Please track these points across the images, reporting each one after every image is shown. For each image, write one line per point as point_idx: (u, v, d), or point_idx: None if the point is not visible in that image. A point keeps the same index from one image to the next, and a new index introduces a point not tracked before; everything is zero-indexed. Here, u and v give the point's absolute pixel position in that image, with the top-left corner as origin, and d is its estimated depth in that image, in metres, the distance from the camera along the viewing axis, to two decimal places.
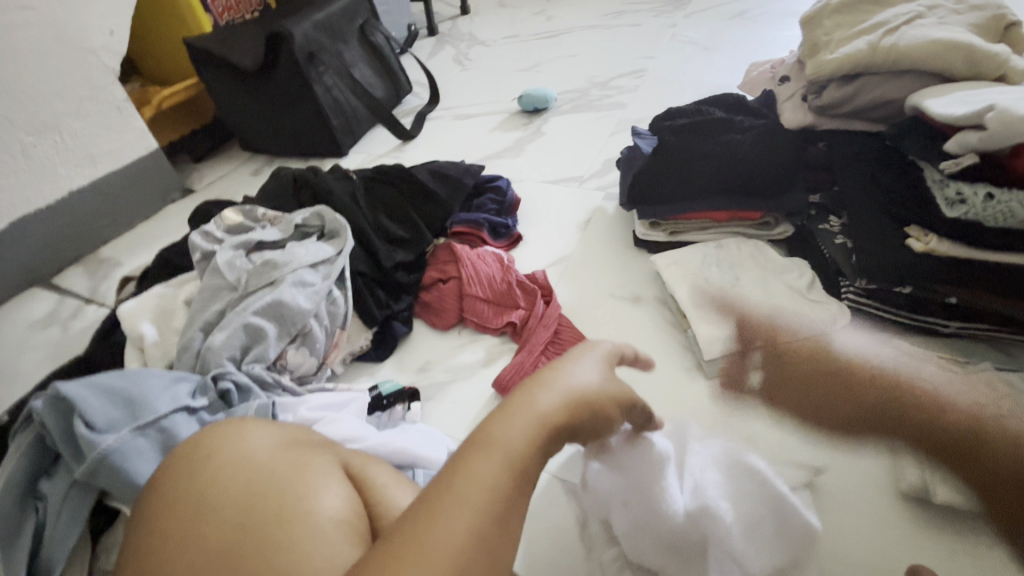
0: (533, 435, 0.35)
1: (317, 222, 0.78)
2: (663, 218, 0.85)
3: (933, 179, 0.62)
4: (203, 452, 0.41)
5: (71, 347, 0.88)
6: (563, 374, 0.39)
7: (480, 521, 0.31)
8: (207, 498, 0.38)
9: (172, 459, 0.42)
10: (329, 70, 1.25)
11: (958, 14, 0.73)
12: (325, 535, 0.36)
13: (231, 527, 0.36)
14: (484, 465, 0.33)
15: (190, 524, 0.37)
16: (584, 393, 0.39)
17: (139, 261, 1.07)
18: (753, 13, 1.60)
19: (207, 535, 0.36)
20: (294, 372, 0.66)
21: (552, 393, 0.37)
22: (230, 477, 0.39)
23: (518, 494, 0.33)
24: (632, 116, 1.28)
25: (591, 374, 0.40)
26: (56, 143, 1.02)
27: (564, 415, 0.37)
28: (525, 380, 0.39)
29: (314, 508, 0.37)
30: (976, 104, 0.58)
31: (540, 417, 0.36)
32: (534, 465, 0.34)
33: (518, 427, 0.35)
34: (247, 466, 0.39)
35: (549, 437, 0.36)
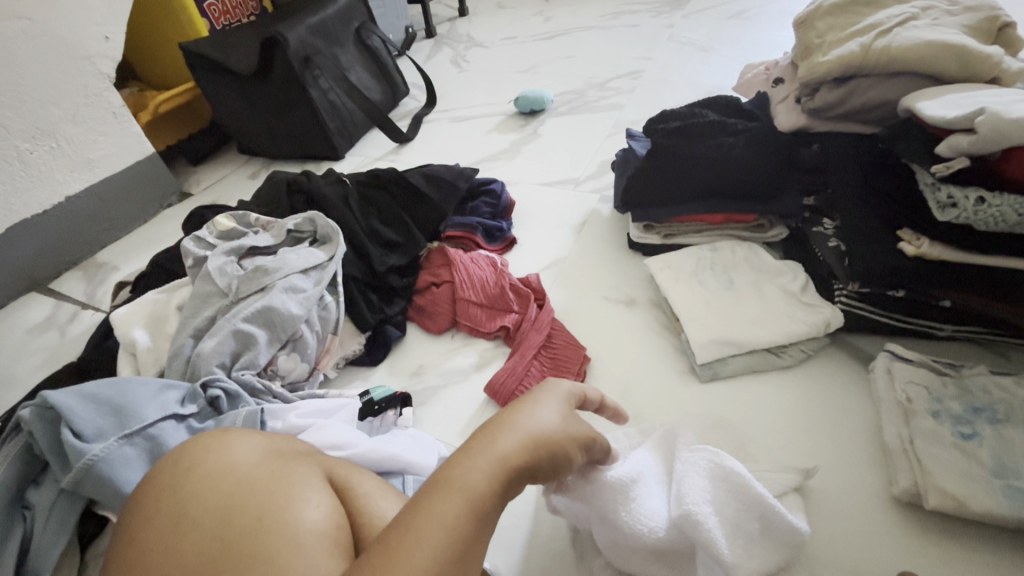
0: (493, 477, 0.37)
1: (309, 227, 0.78)
2: (657, 221, 0.85)
3: (924, 182, 0.61)
4: (185, 463, 0.41)
5: (68, 352, 0.88)
6: (523, 416, 0.41)
7: (439, 560, 0.32)
8: (188, 510, 0.38)
9: (155, 469, 0.42)
10: (325, 73, 1.25)
11: (952, 15, 0.73)
12: (304, 547, 0.35)
13: (210, 540, 0.36)
14: (445, 506, 0.34)
15: (170, 538, 0.37)
16: (544, 434, 0.41)
17: (136, 265, 1.07)
18: (751, 13, 1.60)
19: (187, 549, 0.36)
20: (285, 378, 0.66)
21: (513, 436, 0.39)
22: (212, 489, 0.39)
23: (477, 532, 0.35)
24: (629, 118, 1.28)
25: (551, 417, 0.42)
26: (52, 149, 1.03)
27: (524, 457, 0.39)
28: (487, 423, 0.41)
29: (294, 519, 0.37)
30: (968, 107, 0.57)
31: (500, 459, 0.38)
32: (492, 505, 0.36)
33: (479, 470, 0.37)
34: (228, 479, 0.39)
35: (508, 479, 0.38)
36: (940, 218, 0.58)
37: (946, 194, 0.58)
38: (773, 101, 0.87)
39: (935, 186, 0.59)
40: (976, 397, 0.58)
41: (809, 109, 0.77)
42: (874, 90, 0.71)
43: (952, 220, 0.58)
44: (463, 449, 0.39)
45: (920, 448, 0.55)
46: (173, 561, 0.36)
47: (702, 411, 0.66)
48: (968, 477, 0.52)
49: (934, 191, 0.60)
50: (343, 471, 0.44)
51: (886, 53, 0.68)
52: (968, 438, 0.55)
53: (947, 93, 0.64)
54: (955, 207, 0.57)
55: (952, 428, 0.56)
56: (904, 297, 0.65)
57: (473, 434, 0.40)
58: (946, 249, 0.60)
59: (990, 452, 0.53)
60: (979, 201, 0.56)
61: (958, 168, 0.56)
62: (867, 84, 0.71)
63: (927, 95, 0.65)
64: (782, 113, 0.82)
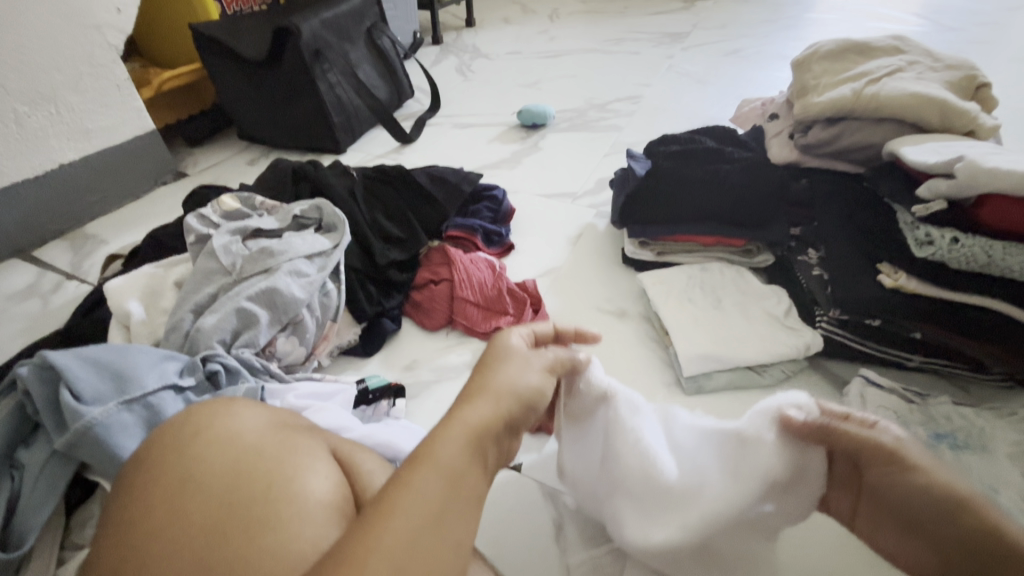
0: (467, 445, 0.39)
1: (315, 215, 0.79)
2: (652, 238, 0.88)
3: (904, 222, 0.66)
4: (190, 429, 0.42)
5: (49, 322, 0.86)
6: (491, 381, 0.44)
7: (421, 529, 0.34)
8: (194, 475, 0.38)
9: (159, 434, 0.42)
10: (334, 68, 1.26)
11: (934, 71, 0.79)
12: (311, 517, 0.36)
13: (216, 504, 0.37)
14: (424, 478, 0.36)
15: (179, 502, 0.37)
16: (511, 395, 0.44)
17: (126, 240, 1.05)
18: (747, 52, 1.67)
19: (193, 513, 0.36)
20: (282, 360, 0.67)
21: (484, 405, 0.42)
22: (220, 455, 0.39)
23: (461, 492, 0.37)
24: (627, 139, 1.32)
25: (518, 377, 0.46)
26: (51, 115, 1.01)
27: (495, 420, 0.41)
28: (462, 393, 0.43)
29: (301, 489, 0.38)
30: (948, 155, 0.63)
31: (471, 426, 0.40)
32: (473, 466, 0.38)
33: (453, 441, 0.39)
34: (236, 447, 0.40)
35: (482, 446, 0.40)
36: (917, 254, 0.63)
37: (924, 232, 0.63)
38: (767, 135, 0.92)
39: (914, 225, 0.64)
40: (940, 424, 0.62)
41: (800, 144, 0.82)
42: (863, 132, 0.76)
43: (928, 256, 0.62)
44: (441, 422, 0.41)
45: None
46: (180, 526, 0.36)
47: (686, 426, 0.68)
48: None
49: (913, 230, 0.65)
50: (346, 448, 0.45)
51: (874, 100, 0.74)
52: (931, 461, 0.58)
53: (928, 140, 0.70)
54: (932, 244, 0.62)
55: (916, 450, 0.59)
56: (879, 326, 0.69)
57: (450, 407, 0.42)
58: (920, 283, 0.64)
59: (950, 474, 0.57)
60: (954, 240, 0.61)
61: (935, 210, 0.62)
62: (856, 125, 0.77)
63: (910, 141, 0.70)
64: (775, 147, 0.87)
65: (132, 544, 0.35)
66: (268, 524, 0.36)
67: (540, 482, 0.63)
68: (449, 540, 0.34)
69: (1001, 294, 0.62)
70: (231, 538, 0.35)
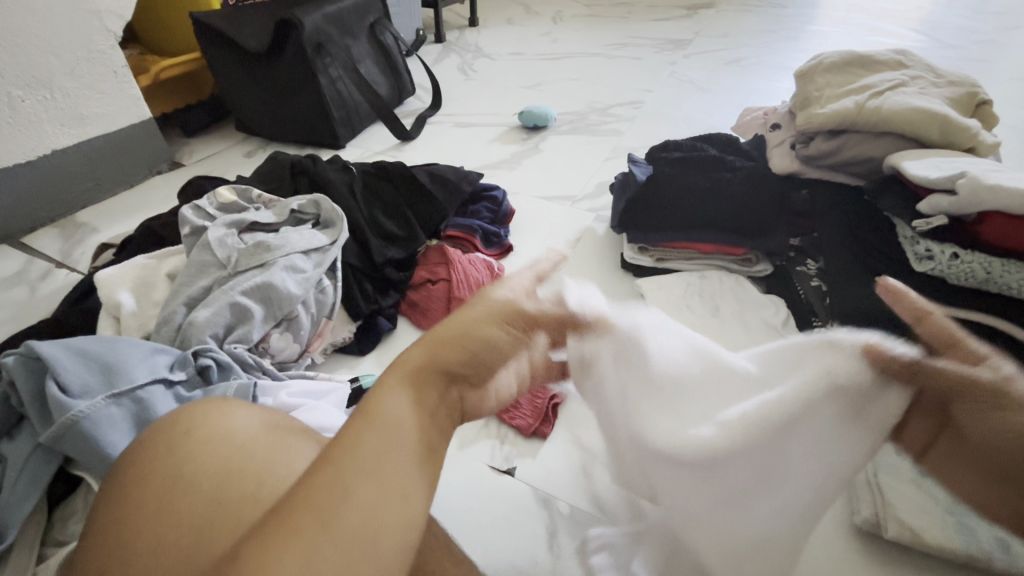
0: (414, 400, 0.36)
1: (312, 210, 0.78)
2: (652, 244, 0.87)
3: (904, 235, 0.67)
4: (181, 426, 0.41)
5: (37, 310, 0.84)
6: (454, 325, 0.41)
7: (383, 500, 0.31)
8: (183, 474, 0.37)
9: (152, 432, 0.41)
10: (335, 62, 1.25)
11: (936, 86, 0.80)
12: None
13: (208, 500, 0.36)
14: (375, 439, 0.33)
15: (167, 498, 0.36)
16: (471, 337, 0.41)
17: (119, 230, 1.03)
18: (748, 62, 1.68)
19: (181, 508, 0.35)
20: (275, 356, 0.65)
21: (428, 350, 0.39)
22: (212, 452, 0.38)
23: (415, 428, 0.34)
24: (628, 144, 1.32)
25: (495, 330, 0.42)
26: (45, 100, 0.99)
27: (453, 361, 0.40)
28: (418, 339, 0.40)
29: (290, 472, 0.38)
30: (950, 171, 0.63)
31: (418, 365, 0.38)
32: (428, 408, 0.37)
33: (403, 396, 0.35)
34: (226, 444, 0.39)
35: (430, 398, 0.37)
36: (917, 268, 0.64)
37: (925, 247, 0.64)
38: (769, 144, 0.92)
39: (915, 239, 0.65)
40: None
41: (801, 155, 0.83)
42: (864, 145, 0.77)
43: (928, 271, 0.63)
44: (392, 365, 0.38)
45: (882, 481, 0.58)
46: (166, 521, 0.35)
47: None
48: (924, 512, 0.56)
49: (913, 244, 0.65)
50: None
51: (877, 112, 0.74)
52: None
53: (931, 156, 0.70)
54: (931, 259, 0.63)
55: None
56: None
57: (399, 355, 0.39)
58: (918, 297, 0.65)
59: None
60: (953, 256, 0.61)
61: (936, 224, 0.62)
62: (859, 138, 0.77)
63: (912, 155, 0.70)
64: (777, 157, 0.87)
65: (120, 540, 0.35)
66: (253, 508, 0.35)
67: (535, 488, 0.63)
68: (403, 479, 0.32)
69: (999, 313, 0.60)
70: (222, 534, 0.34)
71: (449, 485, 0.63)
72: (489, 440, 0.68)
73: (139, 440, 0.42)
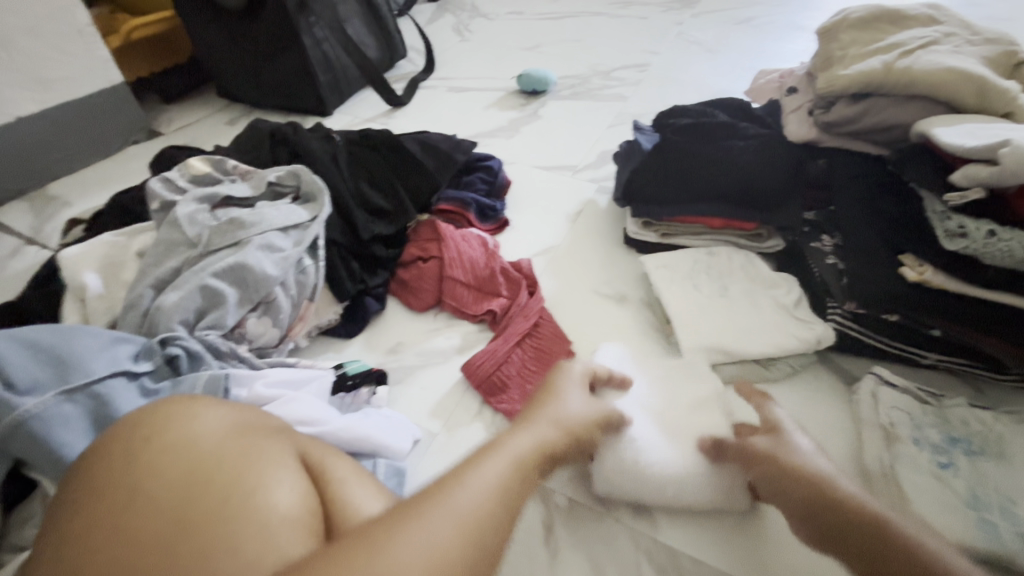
0: (511, 473, 0.40)
1: (292, 182, 0.73)
2: (657, 218, 0.82)
3: (932, 209, 0.61)
4: (150, 425, 0.39)
5: (6, 290, 0.80)
6: (552, 409, 0.50)
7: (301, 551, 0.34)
8: (154, 443, 0.38)
9: (115, 432, 0.40)
10: (320, 22, 1.16)
11: (972, 45, 0.73)
12: (273, 533, 0.34)
13: (184, 472, 0.37)
14: (436, 525, 0.33)
15: (127, 493, 0.36)
16: (566, 422, 0.49)
17: (93, 203, 0.98)
18: (759, 21, 1.58)
19: (157, 485, 0.36)
20: (253, 342, 0.62)
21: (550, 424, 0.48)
22: (187, 453, 0.38)
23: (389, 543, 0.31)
24: (632, 110, 1.24)
25: (577, 405, 0.52)
26: (3, 62, 0.92)
27: (537, 455, 0.43)
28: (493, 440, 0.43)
29: (198, 434, 0.39)
30: (988, 138, 0.57)
31: (493, 488, 0.37)
32: (491, 530, 0.35)
33: (505, 462, 0.40)
34: (166, 436, 0.38)
35: (525, 475, 0.41)
36: (947, 246, 0.58)
37: (957, 223, 0.57)
38: (785, 110, 0.86)
39: (945, 214, 0.59)
40: (955, 427, 0.58)
41: (822, 122, 0.76)
42: (889, 110, 0.71)
43: (960, 250, 0.57)
44: (477, 453, 0.41)
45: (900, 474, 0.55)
46: (142, 506, 0.35)
47: None
48: (946, 507, 0.52)
49: (942, 219, 0.59)
50: (316, 451, 0.44)
51: (907, 73, 0.68)
52: (945, 468, 0.55)
53: (963, 121, 0.64)
54: (965, 237, 0.57)
55: (931, 456, 0.56)
56: (896, 322, 0.64)
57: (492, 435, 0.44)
58: (947, 277, 0.59)
59: (965, 483, 0.53)
60: (989, 234, 0.55)
61: (972, 198, 0.57)
62: (884, 103, 0.71)
63: (943, 121, 0.64)
64: (793, 123, 0.81)
65: (102, 460, 0.38)
66: (225, 474, 0.37)
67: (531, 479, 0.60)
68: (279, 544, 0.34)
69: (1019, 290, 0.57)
70: (197, 504, 0.35)
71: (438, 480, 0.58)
72: (482, 428, 0.63)
73: (107, 435, 0.40)
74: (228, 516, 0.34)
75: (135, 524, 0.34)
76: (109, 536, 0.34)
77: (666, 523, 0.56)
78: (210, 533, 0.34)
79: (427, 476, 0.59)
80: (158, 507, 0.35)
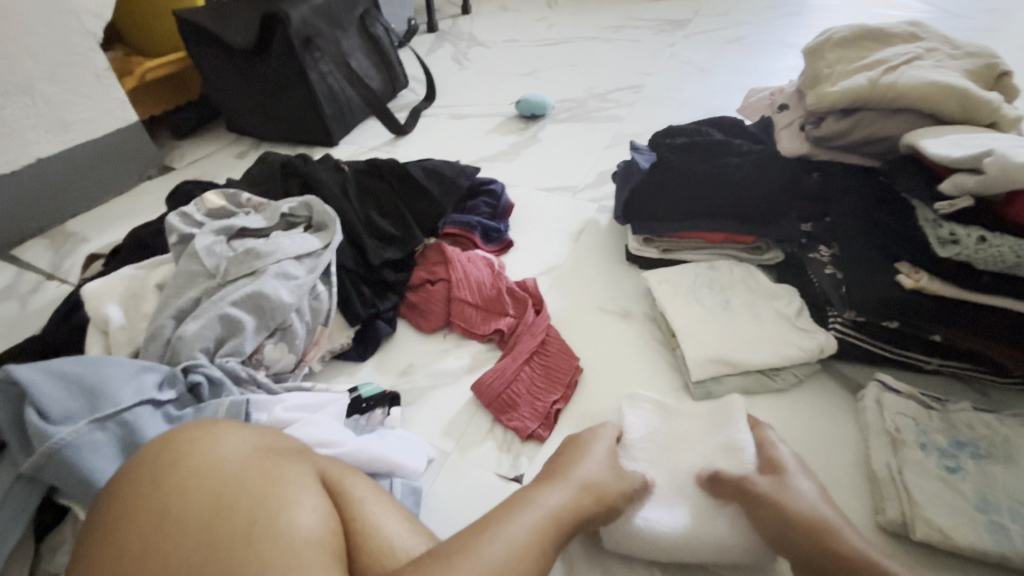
0: (536, 526, 0.44)
1: (304, 213, 0.76)
2: (658, 235, 0.84)
3: (925, 218, 0.62)
4: (175, 451, 0.41)
5: (28, 325, 0.82)
6: (577, 467, 0.52)
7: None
8: (180, 469, 0.40)
9: (142, 457, 0.41)
10: (325, 57, 1.21)
11: (954, 59, 0.76)
12: (297, 555, 0.36)
13: (210, 497, 0.38)
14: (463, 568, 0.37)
15: (156, 518, 0.37)
16: (590, 483, 0.51)
17: (109, 238, 1.01)
18: (749, 40, 1.63)
19: (184, 510, 0.37)
20: (270, 368, 0.64)
21: (570, 480, 0.50)
22: (213, 477, 0.39)
23: None
24: (629, 131, 1.27)
25: (599, 465, 0.53)
26: (26, 107, 0.97)
27: (563, 510, 0.47)
28: (512, 498, 0.46)
29: (222, 458, 0.40)
30: (974, 148, 0.59)
31: (519, 546, 0.41)
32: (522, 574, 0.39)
33: (526, 518, 0.44)
34: (191, 462, 0.40)
35: (555, 529, 0.45)
36: (940, 253, 0.59)
37: (948, 231, 0.59)
38: (776, 127, 0.88)
39: (937, 222, 0.61)
40: (961, 431, 0.59)
41: (812, 136, 0.79)
42: (877, 124, 0.73)
43: (953, 256, 0.58)
44: (509, 504, 0.45)
45: (908, 478, 0.55)
46: (172, 533, 0.36)
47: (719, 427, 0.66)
48: (953, 509, 0.52)
49: (935, 227, 0.61)
50: (335, 471, 0.45)
51: (893, 88, 0.70)
52: (952, 471, 0.55)
53: (950, 132, 0.66)
54: (956, 243, 0.58)
55: (938, 459, 0.56)
56: (896, 329, 0.65)
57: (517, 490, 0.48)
58: (943, 284, 0.61)
59: (973, 486, 0.54)
60: (980, 239, 0.57)
61: (960, 207, 0.58)
62: (872, 117, 0.74)
63: (931, 133, 0.67)
64: (786, 140, 0.84)
65: (131, 486, 0.39)
66: (249, 497, 0.38)
67: None
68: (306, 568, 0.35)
69: (1015, 293, 0.59)
70: (225, 528, 0.36)
71: (453, 499, 0.59)
72: (494, 446, 0.64)
73: (135, 459, 0.41)
74: (254, 539, 0.36)
75: (166, 549, 0.36)
76: (141, 561, 0.35)
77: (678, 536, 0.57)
78: (238, 557, 0.35)
79: (442, 495, 0.60)
80: (188, 532, 0.36)
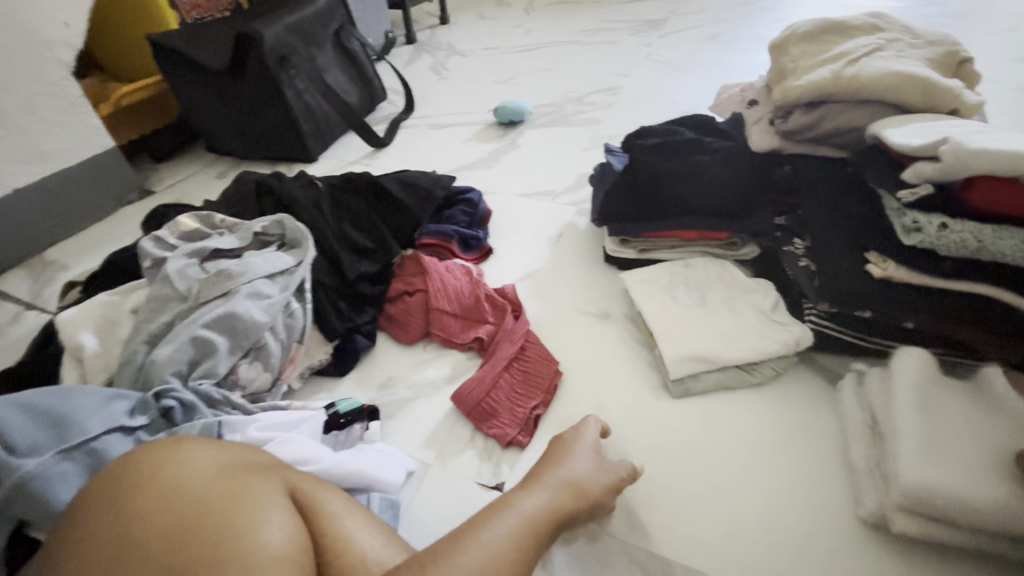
0: (515, 532, 0.44)
1: (277, 231, 0.76)
2: (633, 235, 0.85)
3: (891, 207, 0.64)
4: (138, 474, 0.41)
5: (7, 356, 0.82)
6: (560, 468, 0.52)
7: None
8: (143, 492, 0.39)
9: (104, 483, 0.41)
10: (301, 74, 1.21)
11: (915, 48, 0.76)
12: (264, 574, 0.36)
13: (174, 519, 0.38)
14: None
15: (119, 545, 0.37)
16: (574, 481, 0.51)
17: (89, 265, 1.01)
18: (725, 36, 1.64)
19: (148, 534, 0.37)
20: (245, 388, 0.64)
21: (550, 485, 0.50)
22: (177, 499, 0.39)
23: None
24: (606, 133, 1.28)
25: (583, 464, 0.53)
26: (1, 139, 0.97)
27: (543, 515, 0.47)
28: (490, 505, 0.46)
29: (187, 479, 0.40)
30: (932, 136, 0.60)
31: (493, 554, 0.41)
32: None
33: (505, 524, 0.44)
34: (154, 484, 0.40)
35: (533, 535, 0.45)
36: (905, 241, 0.60)
37: (911, 218, 0.60)
38: (747, 123, 0.89)
39: (902, 211, 0.62)
40: None
41: (782, 130, 0.79)
42: (845, 115, 0.74)
43: (917, 243, 0.60)
44: (487, 511, 0.45)
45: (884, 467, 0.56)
46: (133, 559, 0.36)
47: (699, 424, 0.66)
48: None
49: (900, 216, 0.62)
50: (306, 486, 0.45)
51: (855, 80, 0.71)
52: None
53: (912, 121, 0.67)
54: (919, 231, 0.59)
55: None
56: (869, 318, 0.66)
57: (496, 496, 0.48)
58: (909, 271, 0.62)
59: None
60: (942, 226, 0.58)
61: (923, 194, 0.59)
62: (839, 108, 0.74)
63: (894, 122, 0.67)
64: (756, 134, 0.84)
65: (92, 512, 0.39)
66: (214, 517, 0.38)
67: None
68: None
69: (983, 277, 0.59)
70: (190, 551, 0.36)
71: (434, 510, 0.59)
72: (475, 455, 0.64)
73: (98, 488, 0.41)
74: (219, 560, 0.36)
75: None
76: None
77: (660, 535, 0.57)
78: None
79: (423, 506, 0.60)
80: (152, 556, 0.36)
